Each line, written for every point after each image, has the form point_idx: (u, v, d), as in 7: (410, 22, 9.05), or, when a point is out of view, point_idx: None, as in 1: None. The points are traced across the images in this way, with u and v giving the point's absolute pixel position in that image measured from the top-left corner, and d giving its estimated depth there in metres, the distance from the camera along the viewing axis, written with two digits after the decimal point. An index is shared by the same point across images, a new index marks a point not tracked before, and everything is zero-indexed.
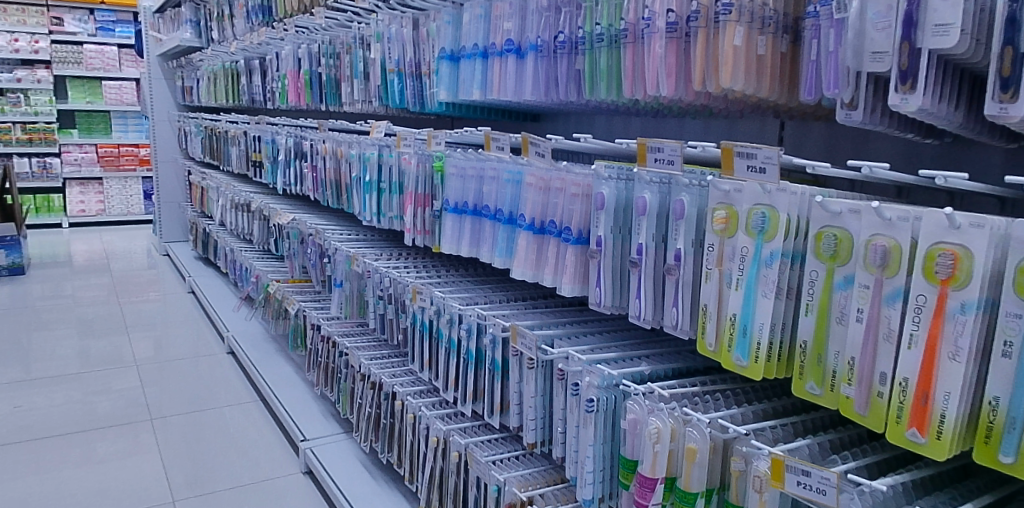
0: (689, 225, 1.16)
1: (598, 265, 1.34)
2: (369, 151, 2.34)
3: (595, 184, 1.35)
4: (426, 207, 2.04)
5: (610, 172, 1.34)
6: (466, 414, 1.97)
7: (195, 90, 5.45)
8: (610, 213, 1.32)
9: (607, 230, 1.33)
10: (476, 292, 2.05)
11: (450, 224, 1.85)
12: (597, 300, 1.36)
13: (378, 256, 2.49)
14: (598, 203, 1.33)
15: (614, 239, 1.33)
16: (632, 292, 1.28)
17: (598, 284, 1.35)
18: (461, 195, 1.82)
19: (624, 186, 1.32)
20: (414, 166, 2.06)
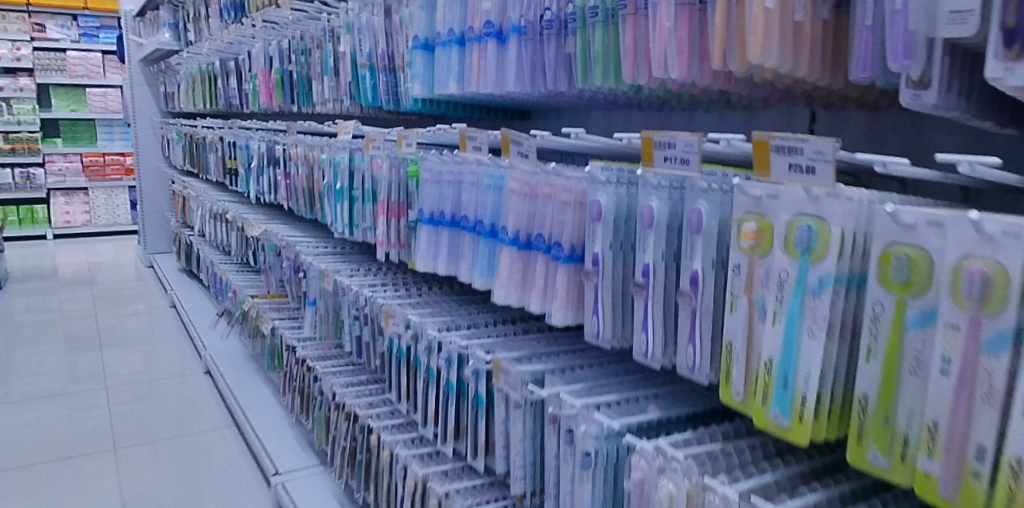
0: (708, 241, 0.92)
1: (596, 289, 1.10)
2: (340, 155, 2.09)
3: (590, 190, 1.11)
4: (400, 218, 1.79)
5: (608, 174, 1.09)
6: (448, 455, 1.72)
7: (176, 96, 5.21)
8: (608, 224, 1.08)
9: (605, 246, 1.08)
10: (459, 314, 1.80)
11: (425, 237, 1.60)
12: (594, 332, 1.12)
13: (353, 272, 2.25)
14: (596, 212, 1.09)
15: (614, 257, 1.08)
16: (638, 323, 1.03)
17: (597, 312, 1.11)
18: (437, 205, 1.58)
19: (624, 192, 1.07)
20: (386, 171, 1.81)
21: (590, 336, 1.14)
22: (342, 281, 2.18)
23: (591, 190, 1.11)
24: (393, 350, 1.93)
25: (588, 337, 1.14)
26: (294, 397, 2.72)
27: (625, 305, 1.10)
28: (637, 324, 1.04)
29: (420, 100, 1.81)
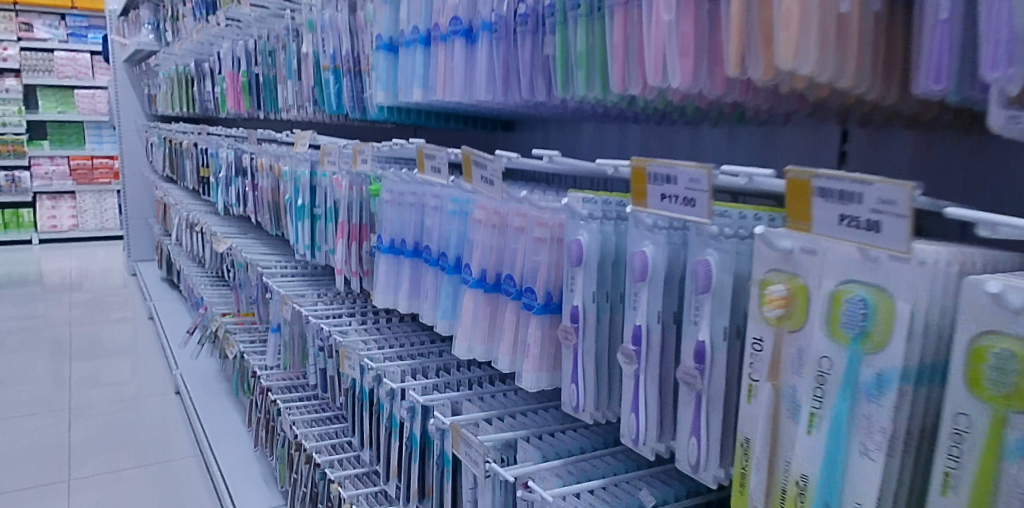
0: (718, 302, 0.70)
1: (574, 353, 0.86)
2: (301, 168, 1.87)
3: (568, 226, 0.88)
4: (361, 242, 1.56)
5: (588, 206, 0.86)
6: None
7: (158, 99, 4.98)
8: (591, 271, 0.85)
9: (586, 299, 0.85)
10: (428, 355, 1.58)
11: (384, 269, 1.37)
12: (572, 405, 0.88)
13: (316, 300, 2.02)
14: (571, 254, 0.85)
15: (597, 312, 0.86)
16: (626, 400, 0.80)
17: (577, 380, 0.87)
18: (399, 232, 1.35)
19: (611, 232, 0.86)
20: (345, 188, 1.59)
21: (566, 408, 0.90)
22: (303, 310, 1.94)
23: (568, 227, 0.88)
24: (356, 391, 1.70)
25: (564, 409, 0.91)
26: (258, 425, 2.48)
27: (614, 373, 0.88)
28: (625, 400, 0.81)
29: (386, 108, 1.58)
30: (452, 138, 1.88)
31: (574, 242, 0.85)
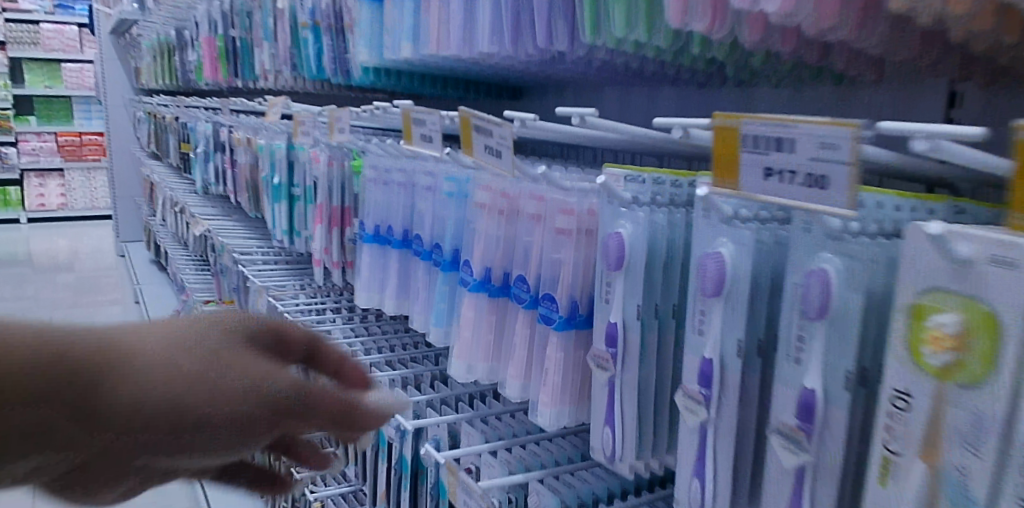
0: (839, 331, 0.47)
1: (610, 385, 0.63)
2: (277, 142, 1.63)
3: (604, 213, 0.64)
4: (342, 229, 1.33)
5: (630, 184, 0.62)
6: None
7: (142, 72, 4.71)
8: (640, 278, 0.62)
9: (630, 315, 0.62)
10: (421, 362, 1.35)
11: (367, 263, 1.13)
12: (605, 452, 0.65)
13: (296, 291, 1.78)
14: (609, 253, 0.62)
15: (642, 332, 0.63)
16: (684, 453, 0.57)
17: (613, 420, 0.64)
18: (384, 218, 1.11)
19: (660, 222, 0.62)
20: (323, 165, 1.35)
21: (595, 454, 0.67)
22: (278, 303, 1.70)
23: (603, 215, 0.64)
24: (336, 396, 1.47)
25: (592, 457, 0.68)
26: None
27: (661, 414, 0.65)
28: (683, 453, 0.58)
29: (370, 69, 1.34)
30: (450, 109, 1.64)
31: (614, 236, 0.61)
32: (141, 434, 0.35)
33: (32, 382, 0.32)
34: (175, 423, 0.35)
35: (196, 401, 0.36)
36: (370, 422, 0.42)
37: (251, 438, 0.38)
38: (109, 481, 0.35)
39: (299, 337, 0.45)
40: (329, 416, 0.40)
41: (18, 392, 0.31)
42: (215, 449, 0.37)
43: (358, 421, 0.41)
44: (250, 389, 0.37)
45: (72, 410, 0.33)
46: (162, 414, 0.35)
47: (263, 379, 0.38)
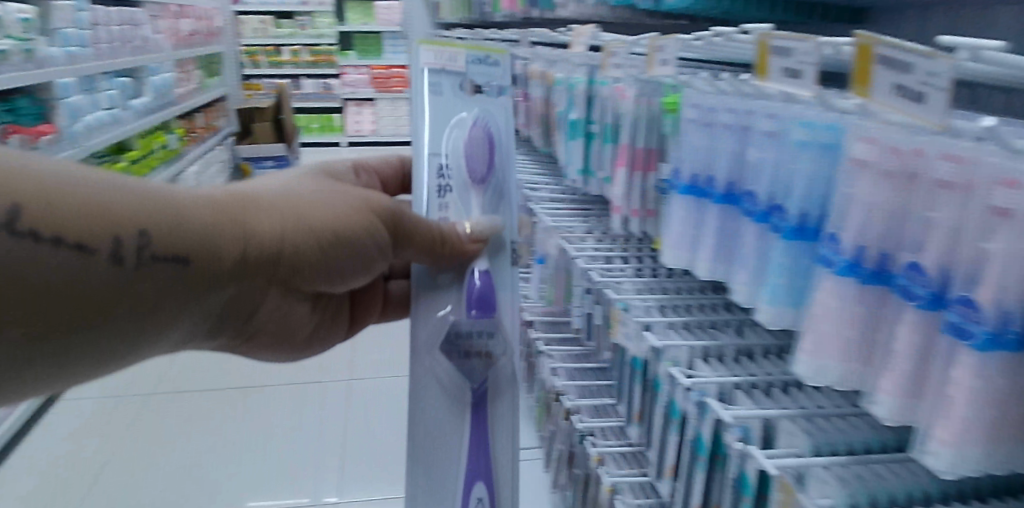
0: None
1: (474, 398, 0.80)
2: (560, 74, 1.37)
3: (435, 116, 0.79)
4: (646, 173, 1.04)
5: (472, 64, 0.81)
6: (643, 468, 1.15)
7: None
8: (510, 217, 0.81)
9: (499, 262, 0.79)
10: (703, 305, 1.14)
11: (680, 216, 0.90)
12: (458, 480, 0.79)
13: (557, 199, 1.62)
14: (475, 157, 0.78)
15: (512, 295, 0.80)
16: (502, 469, 0.81)
17: (483, 445, 0.80)
18: (704, 165, 0.86)
19: (507, 130, 0.83)
20: (628, 100, 1.04)
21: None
22: (543, 216, 1.53)
23: (437, 109, 0.79)
24: (603, 305, 1.31)
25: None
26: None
27: None
28: (514, 471, 0.83)
29: None
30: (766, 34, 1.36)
31: (476, 124, 0.79)
32: (283, 260, 0.70)
33: (214, 227, 0.64)
34: (275, 249, 0.69)
35: (333, 234, 0.71)
36: (460, 238, 0.75)
37: (369, 263, 0.75)
38: (259, 299, 0.73)
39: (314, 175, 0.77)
40: (425, 245, 0.73)
41: (191, 235, 0.63)
42: (321, 271, 0.73)
43: (455, 243, 0.74)
44: (321, 232, 0.70)
45: (241, 241, 0.66)
46: (295, 243, 0.69)
47: (392, 203, 0.73)
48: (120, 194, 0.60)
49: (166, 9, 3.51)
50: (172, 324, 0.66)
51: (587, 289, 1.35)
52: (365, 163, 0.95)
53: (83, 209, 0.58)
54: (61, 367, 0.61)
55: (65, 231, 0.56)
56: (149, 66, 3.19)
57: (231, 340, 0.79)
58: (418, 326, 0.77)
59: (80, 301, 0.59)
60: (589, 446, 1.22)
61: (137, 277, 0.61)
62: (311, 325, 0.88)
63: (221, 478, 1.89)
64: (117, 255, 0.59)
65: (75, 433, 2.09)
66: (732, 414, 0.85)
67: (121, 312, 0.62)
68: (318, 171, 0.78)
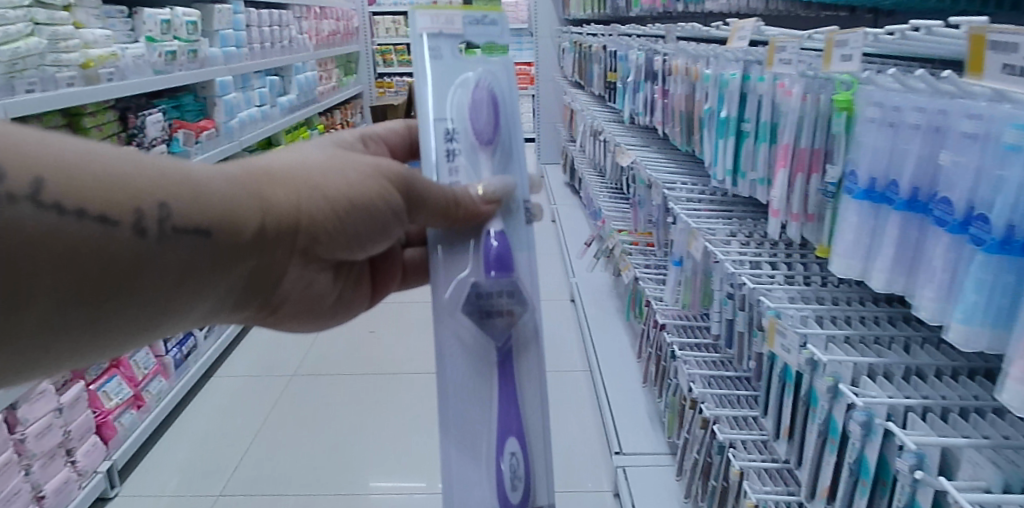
0: None
1: (500, 356, 0.75)
2: (709, 71, 1.32)
3: (438, 78, 0.76)
4: (808, 175, 0.98)
5: (467, 25, 0.78)
6: (793, 487, 1.09)
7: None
8: (522, 177, 0.78)
9: (513, 226, 0.77)
10: (866, 317, 1.06)
11: (853, 224, 0.84)
12: (491, 440, 0.75)
13: (696, 199, 1.57)
14: (479, 118, 0.76)
15: (529, 254, 0.77)
16: (535, 427, 0.77)
17: (512, 401, 0.75)
18: (885, 169, 0.80)
19: (510, 88, 0.79)
20: (796, 98, 0.99)
21: (456, 482, 0.76)
22: (682, 216, 1.48)
23: (437, 72, 0.76)
24: (748, 311, 1.26)
25: (443, 464, 0.77)
26: (621, 340, 2.20)
27: None
28: (546, 429, 0.78)
29: None
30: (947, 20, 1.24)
31: (481, 84, 0.76)
32: (301, 230, 0.67)
33: (233, 199, 0.61)
34: (293, 220, 0.66)
35: (351, 202, 0.68)
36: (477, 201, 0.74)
37: (385, 230, 0.72)
38: (282, 270, 0.68)
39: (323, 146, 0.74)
40: (442, 207, 0.71)
41: (212, 208, 0.59)
42: (342, 242, 0.70)
43: (474, 207, 0.73)
44: (341, 200, 0.68)
45: (261, 211, 0.63)
46: (314, 212, 0.67)
47: (408, 169, 0.71)
48: (135, 164, 0.56)
49: (311, 11, 3.73)
50: (199, 295, 0.62)
51: (729, 294, 1.30)
52: (373, 132, 0.89)
53: (102, 181, 0.54)
54: (94, 344, 0.57)
55: (90, 202, 0.52)
56: (296, 65, 3.40)
57: (255, 316, 0.74)
58: (439, 285, 0.75)
59: (106, 272, 0.54)
60: (732, 458, 1.19)
61: (162, 249, 0.57)
62: (331, 296, 0.83)
63: (355, 455, 2.00)
64: (140, 226, 0.55)
65: (230, 402, 2.29)
66: (909, 439, 0.78)
67: (147, 288, 0.57)
68: (324, 145, 0.75)
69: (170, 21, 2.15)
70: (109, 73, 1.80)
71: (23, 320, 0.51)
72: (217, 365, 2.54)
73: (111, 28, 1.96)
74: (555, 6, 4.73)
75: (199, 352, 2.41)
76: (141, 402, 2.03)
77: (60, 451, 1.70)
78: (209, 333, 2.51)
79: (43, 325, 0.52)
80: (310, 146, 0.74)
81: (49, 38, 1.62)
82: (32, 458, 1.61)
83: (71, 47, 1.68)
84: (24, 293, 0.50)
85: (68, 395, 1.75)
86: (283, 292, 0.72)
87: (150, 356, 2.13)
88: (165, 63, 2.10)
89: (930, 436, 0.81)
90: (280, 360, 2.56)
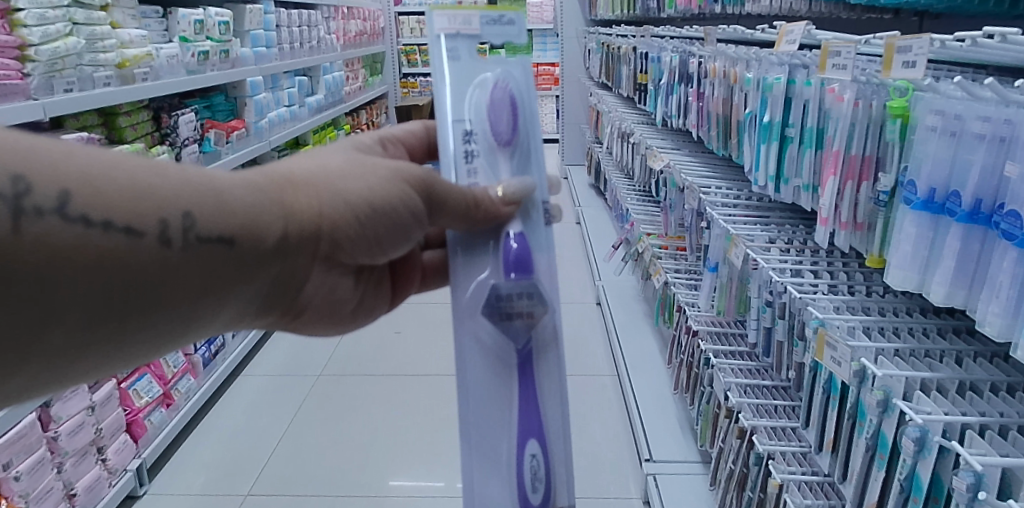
0: None
1: (519, 359, 0.72)
2: (751, 75, 1.29)
3: (457, 78, 0.73)
4: (858, 183, 0.96)
5: (485, 25, 0.74)
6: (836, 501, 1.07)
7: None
8: (541, 177, 0.74)
9: (535, 228, 0.73)
10: (914, 328, 1.04)
11: (910, 235, 0.81)
12: (511, 443, 0.72)
13: (731, 205, 1.54)
14: (498, 118, 0.72)
15: (549, 254, 0.73)
16: (556, 430, 0.73)
17: (532, 402, 0.72)
18: (945, 179, 0.77)
19: (529, 88, 0.76)
20: (845, 105, 0.96)
21: (476, 488, 0.73)
22: (719, 222, 1.46)
23: (456, 72, 0.73)
24: (788, 319, 1.22)
25: (463, 470, 0.73)
26: (649, 345, 2.18)
27: None
28: (568, 432, 0.74)
29: None
30: (999, 25, 1.20)
31: (499, 83, 0.73)
32: (323, 237, 0.65)
33: (256, 207, 0.59)
34: (314, 226, 0.63)
35: (371, 207, 0.65)
36: (497, 204, 0.70)
37: (407, 235, 0.69)
38: (305, 276, 0.66)
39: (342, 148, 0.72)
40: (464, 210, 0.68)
41: (235, 216, 0.58)
42: (365, 247, 0.68)
43: (495, 209, 0.70)
44: (361, 205, 0.65)
45: (281, 219, 0.61)
46: (334, 217, 0.64)
47: (428, 172, 0.68)
48: (159, 173, 0.55)
49: (339, 11, 3.74)
50: (223, 302, 0.60)
51: (769, 302, 1.27)
52: (391, 135, 0.84)
53: (127, 192, 0.52)
54: (123, 354, 0.56)
55: (114, 214, 0.51)
56: (323, 65, 3.41)
57: (279, 322, 0.72)
58: (459, 287, 0.72)
59: (132, 283, 0.53)
60: (771, 471, 1.16)
61: (187, 258, 0.56)
62: (355, 300, 0.80)
63: (380, 457, 1.99)
64: (165, 236, 0.54)
65: (258, 401, 2.30)
66: (971, 458, 0.76)
67: (172, 299, 0.56)
68: (346, 147, 0.72)
69: (203, 21, 2.16)
70: (144, 73, 1.81)
71: (51, 334, 0.51)
72: (245, 364, 2.56)
73: (147, 28, 1.97)
74: (581, 6, 4.70)
75: (227, 351, 2.42)
76: (170, 400, 2.05)
77: (92, 449, 1.72)
78: (237, 332, 2.53)
79: (71, 338, 0.52)
80: (330, 148, 0.71)
81: (86, 38, 1.64)
82: (64, 455, 1.63)
83: (108, 47, 1.70)
84: (51, 307, 0.49)
85: (100, 393, 1.77)
86: (308, 297, 0.70)
87: (180, 355, 2.15)
88: (198, 63, 2.11)
89: (990, 455, 0.78)
90: (306, 360, 2.57)
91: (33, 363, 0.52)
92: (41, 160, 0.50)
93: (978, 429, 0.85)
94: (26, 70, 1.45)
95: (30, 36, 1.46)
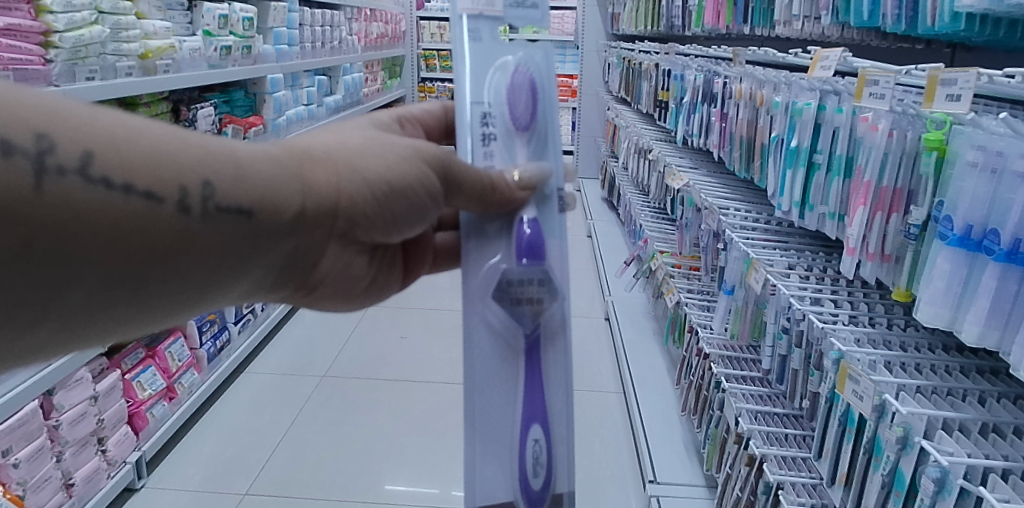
0: None
1: (525, 347, 0.70)
2: (778, 98, 1.28)
3: (476, 61, 0.71)
4: (888, 215, 0.94)
5: (509, 8, 0.73)
6: None
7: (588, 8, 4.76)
8: (558, 164, 0.71)
9: (548, 216, 0.71)
10: (935, 364, 1.02)
11: (944, 270, 0.79)
12: (513, 431, 0.70)
13: (750, 228, 1.53)
14: (516, 103, 0.69)
15: (562, 242, 0.71)
16: (560, 415, 0.71)
17: (538, 396, 0.70)
18: (984, 216, 0.75)
19: (551, 77, 0.73)
20: (878, 135, 0.95)
21: (476, 475, 0.70)
22: (738, 243, 1.44)
23: (476, 55, 0.71)
24: (805, 348, 1.20)
25: (464, 452, 0.71)
26: (657, 364, 2.16)
27: None
28: (572, 425, 0.72)
29: (958, 16, 0.98)
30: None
31: (521, 68, 0.70)
32: (341, 213, 0.63)
33: (276, 181, 0.58)
34: (332, 201, 0.62)
35: (389, 187, 0.64)
36: (511, 191, 0.68)
37: (424, 214, 0.68)
38: (320, 252, 0.65)
39: (357, 126, 0.70)
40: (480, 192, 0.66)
41: (253, 188, 0.57)
42: (382, 225, 0.67)
43: (511, 194, 0.68)
44: (378, 182, 0.64)
45: (298, 194, 0.60)
46: (352, 194, 0.63)
47: (444, 153, 0.66)
48: (181, 141, 0.54)
49: (362, 13, 3.75)
50: (238, 274, 0.59)
51: (785, 328, 1.25)
52: (409, 113, 0.82)
53: (150, 158, 0.51)
54: (137, 321, 0.55)
55: (135, 177, 0.50)
56: (344, 66, 3.42)
57: (292, 298, 0.70)
58: (469, 274, 0.69)
59: (151, 248, 0.52)
60: (782, 502, 1.12)
61: (204, 227, 0.54)
62: (368, 279, 0.78)
63: (380, 461, 1.97)
64: (184, 204, 0.53)
65: (259, 399, 2.28)
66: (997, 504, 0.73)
67: (190, 267, 0.54)
68: (364, 126, 0.71)
69: (228, 16, 2.17)
70: (166, 65, 1.81)
71: (67, 294, 0.49)
72: (249, 359, 2.55)
73: (171, 20, 1.98)
74: (604, 21, 4.71)
75: (232, 346, 2.41)
76: (173, 394, 2.04)
77: (92, 440, 1.70)
78: (243, 328, 2.53)
79: (87, 298, 0.50)
80: (349, 126, 0.70)
81: (111, 28, 1.64)
82: (64, 444, 1.61)
83: (132, 38, 1.70)
84: (70, 267, 0.48)
85: (105, 383, 1.76)
86: (323, 274, 0.69)
87: (185, 349, 2.15)
88: (221, 58, 2.11)
89: (1015, 502, 0.75)
90: (311, 360, 2.56)
91: (50, 323, 0.50)
92: (66, 122, 0.49)
93: (1000, 472, 0.83)
94: (49, 56, 1.44)
95: (55, 22, 1.45)
